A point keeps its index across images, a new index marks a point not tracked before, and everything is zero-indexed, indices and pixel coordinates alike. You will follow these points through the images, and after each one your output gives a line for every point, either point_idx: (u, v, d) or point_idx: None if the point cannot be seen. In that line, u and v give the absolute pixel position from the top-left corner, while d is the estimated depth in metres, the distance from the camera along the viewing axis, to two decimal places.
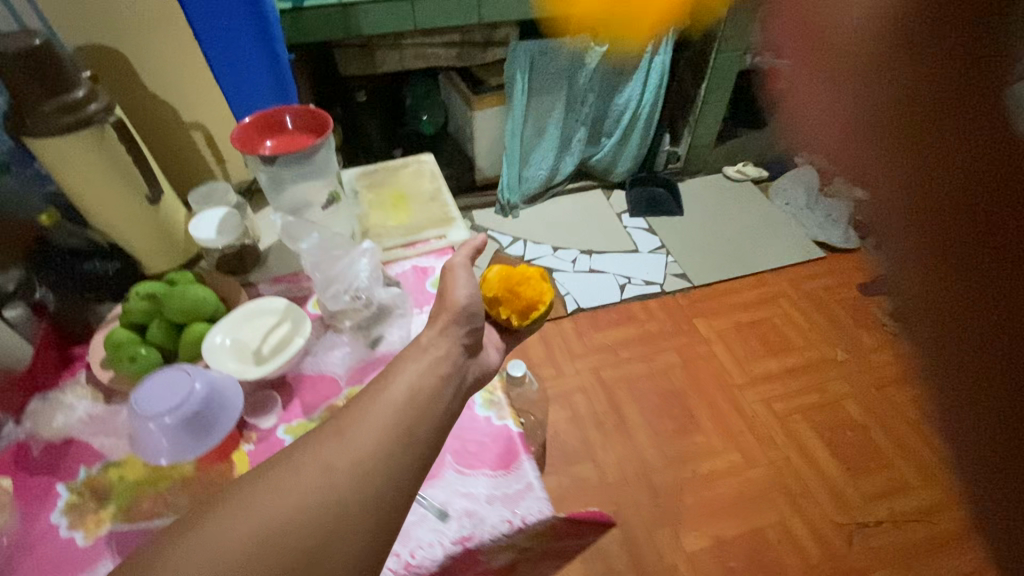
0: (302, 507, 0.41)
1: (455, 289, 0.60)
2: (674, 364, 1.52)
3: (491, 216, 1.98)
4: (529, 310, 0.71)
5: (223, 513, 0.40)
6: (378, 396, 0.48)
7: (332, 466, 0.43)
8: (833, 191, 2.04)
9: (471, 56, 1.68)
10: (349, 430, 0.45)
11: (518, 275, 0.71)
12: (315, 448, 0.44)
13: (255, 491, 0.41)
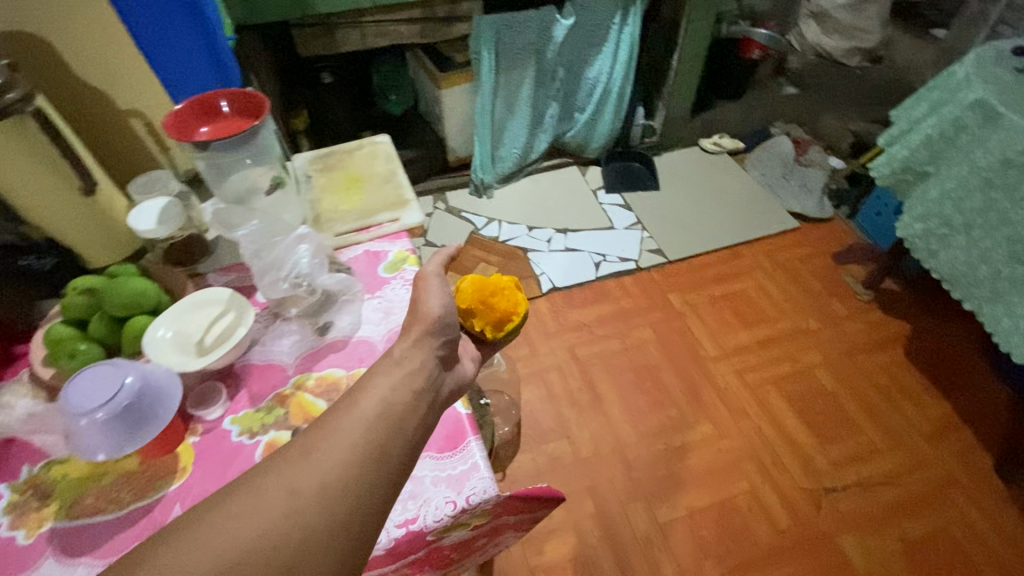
0: (266, 537, 0.38)
1: (429, 298, 0.59)
2: (649, 339, 1.53)
3: (464, 196, 1.96)
4: (504, 323, 0.71)
5: (178, 546, 0.36)
6: (348, 408, 0.45)
7: (299, 491, 0.40)
8: (807, 161, 2.03)
9: (435, 32, 1.63)
10: (318, 449, 0.42)
11: (492, 286, 0.73)
12: (278, 470, 0.41)
13: (213, 522, 0.38)
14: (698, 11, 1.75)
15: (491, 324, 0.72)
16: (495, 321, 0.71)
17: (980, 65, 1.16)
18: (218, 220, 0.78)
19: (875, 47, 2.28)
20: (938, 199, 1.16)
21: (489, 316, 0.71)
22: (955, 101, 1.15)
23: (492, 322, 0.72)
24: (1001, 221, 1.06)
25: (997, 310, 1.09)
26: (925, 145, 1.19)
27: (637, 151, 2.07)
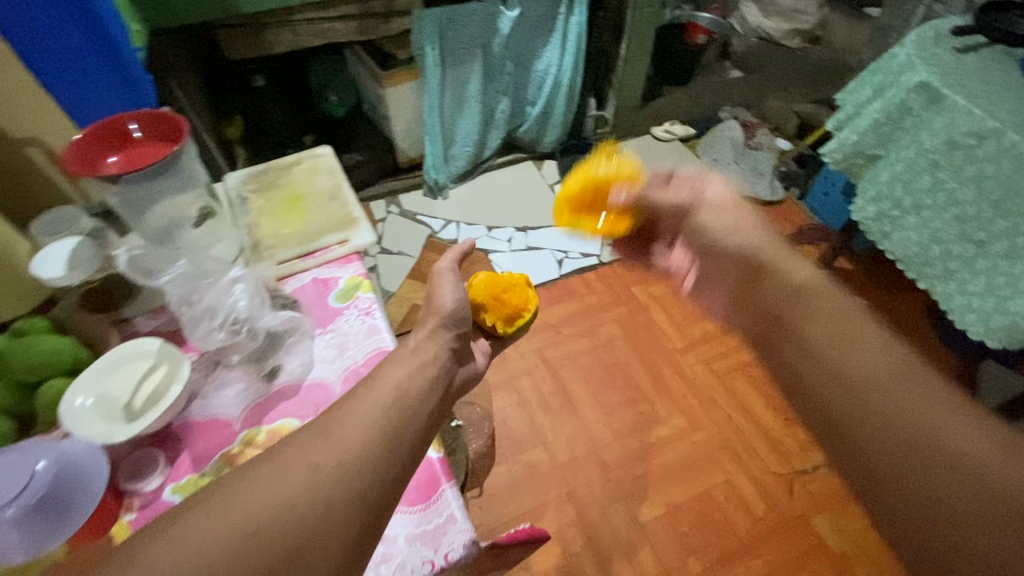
0: (289, 505, 0.38)
1: (443, 293, 0.68)
2: (617, 335, 1.51)
3: (418, 199, 1.89)
4: (513, 317, 0.87)
5: (198, 515, 0.37)
6: (360, 394, 0.48)
7: (320, 463, 0.41)
8: (757, 144, 2.07)
9: (373, 29, 1.52)
10: (340, 427, 0.44)
11: (503, 287, 0.90)
12: (301, 446, 0.42)
13: (237, 490, 0.39)
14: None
15: (502, 319, 0.86)
16: (507, 315, 0.86)
17: (920, 46, 1.19)
18: (134, 268, 0.65)
19: (814, 28, 2.31)
20: (889, 181, 1.19)
21: (501, 309, 0.87)
22: (898, 85, 1.18)
23: (503, 318, 0.87)
24: (950, 201, 1.09)
25: (949, 287, 1.12)
26: (873, 130, 1.22)
27: (591, 143, 2.06)
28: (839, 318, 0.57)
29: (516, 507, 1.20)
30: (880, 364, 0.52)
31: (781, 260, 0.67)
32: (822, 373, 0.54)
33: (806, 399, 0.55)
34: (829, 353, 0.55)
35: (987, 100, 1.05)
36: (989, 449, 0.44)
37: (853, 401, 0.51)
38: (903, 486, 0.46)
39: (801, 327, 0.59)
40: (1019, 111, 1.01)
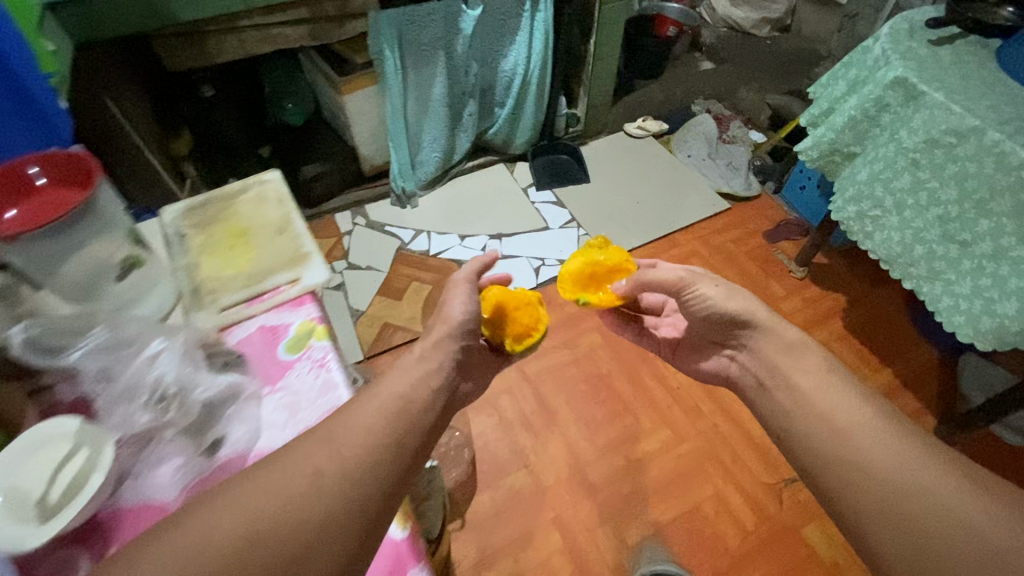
0: (292, 507, 0.42)
1: (451, 305, 0.76)
2: (598, 345, 1.46)
3: (386, 208, 1.80)
4: (523, 336, 0.85)
5: (208, 513, 0.40)
6: (358, 410, 0.52)
7: (321, 470, 0.45)
8: (732, 137, 2.05)
9: (327, 33, 1.42)
10: (342, 434, 0.48)
11: (516, 302, 0.88)
12: (305, 449, 0.46)
13: (246, 489, 0.42)
14: None
15: (511, 337, 0.85)
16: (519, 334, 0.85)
17: (895, 39, 1.16)
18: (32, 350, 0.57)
19: (783, 17, 2.30)
20: (868, 180, 1.16)
21: (510, 326, 0.85)
22: (874, 80, 1.15)
23: (512, 335, 0.85)
24: (931, 200, 1.05)
25: (936, 288, 1.09)
26: (850, 127, 1.19)
27: (563, 144, 2.00)
28: (850, 405, 0.63)
29: (503, 535, 1.16)
30: (889, 445, 0.56)
31: (797, 359, 0.73)
32: (835, 457, 0.59)
33: (838, 479, 0.58)
34: (843, 437, 0.60)
35: (966, 95, 1.01)
36: (987, 514, 0.46)
37: (857, 476, 0.56)
38: (904, 546, 0.49)
39: (827, 412, 0.64)
40: (999, 107, 0.98)
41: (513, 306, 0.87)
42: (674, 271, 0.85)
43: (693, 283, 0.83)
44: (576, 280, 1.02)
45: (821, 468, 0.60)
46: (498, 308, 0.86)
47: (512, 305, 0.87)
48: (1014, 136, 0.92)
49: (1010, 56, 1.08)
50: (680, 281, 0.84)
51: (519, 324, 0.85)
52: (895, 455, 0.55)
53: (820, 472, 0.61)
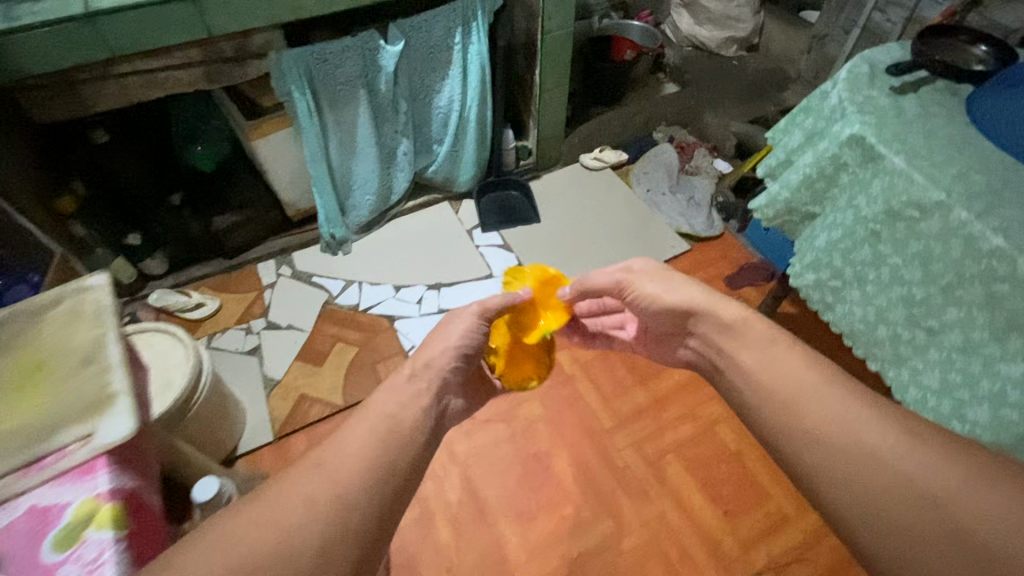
0: (285, 537, 0.46)
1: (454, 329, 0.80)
2: (538, 417, 1.32)
3: (315, 256, 1.65)
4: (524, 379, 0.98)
5: (210, 546, 0.45)
6: (346, 440, 0.56)
7: (314, 497, 0.49)
8: (694, 168, 1.91)
9: (225, 74, 1.26)
10: (330, 458, 0.53)
11: (518, 346, 0.98)
12: (297, 480, 0.50)
13: (247, 522, 0.46)
14: (553, 21, 1.51)
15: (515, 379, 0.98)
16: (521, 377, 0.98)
17: (852, 87, 1.02)
18: None
19: (749, 36, 2.16)
20: (826, 248, 1.01)
21: (513, 366, 0.98)
22: (829, 135, 1.00)
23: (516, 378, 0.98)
24: (894, 278, 0.91)
25: (902, 375, 0.93)
26: (805, 185, 1.04)
27: (513, 178, 1.85)
28: (792, 370, 0.63)
29: None
30: (832, 405, 0.57)
31: (744, 337, 0.69)
32: (781, 420, 0.59)
33: (804, 448, 0.56)
34: (791, 402, 0.60)
35: (931, 159, 0.87)
36: (924, 465, 0.49)
37: (804, 435, 0.57)
38: (855, 495, 0.51)
39: (781, 383, 0.62)
40: (968, 176, 0.84)
41: (515, 347, 0.98)
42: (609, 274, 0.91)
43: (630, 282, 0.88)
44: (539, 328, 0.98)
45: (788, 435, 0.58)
46: (506, 349, 0.97)
47: (514, 347, 0.98)
48: (983, 216, 0.78)
49: (983, 106, 0.93)
50: (618, 283, 0.90)
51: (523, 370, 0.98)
52: (852, 417, 0.55)
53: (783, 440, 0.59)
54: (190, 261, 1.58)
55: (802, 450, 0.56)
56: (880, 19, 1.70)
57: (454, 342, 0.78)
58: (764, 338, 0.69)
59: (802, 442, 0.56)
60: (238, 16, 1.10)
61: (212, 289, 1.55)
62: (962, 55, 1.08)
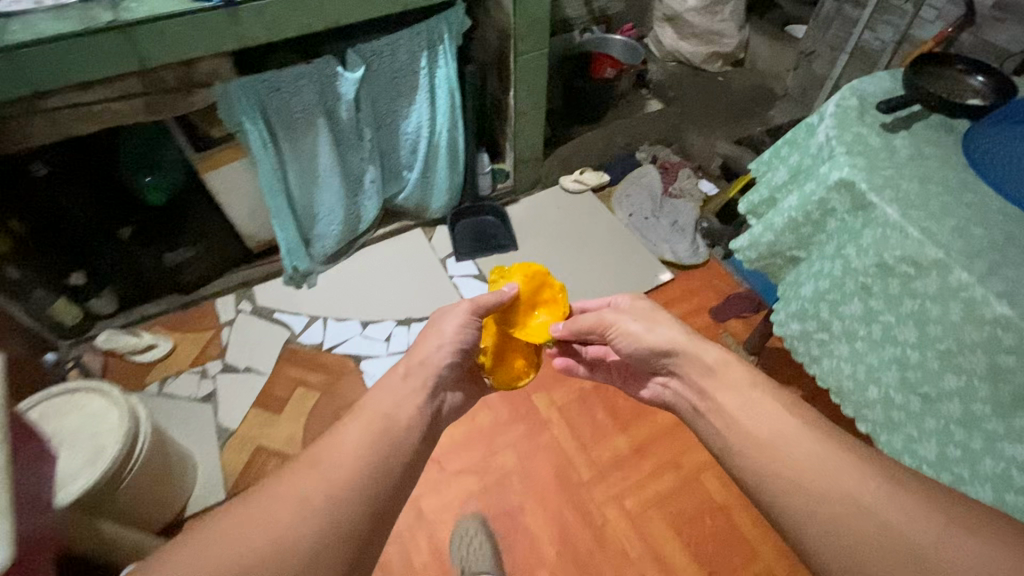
0: (284, 534, 0.50)
1: (446, 320, 0.87)
2: (511, 469, 1.24)
3: (278, 290, 1.55)
4: (509, 380, 0.96)
5: (205, 542, 0.47)
6: (342, 444, 0.60)
7: (308, 497, 0.53)
8: (678, 191, 1.84)
9: (170, 105, 1.16)
10: (324, 461, 0.57)
11: (507, 347, 0.98)
12: (291, 480, 0.55)
13: (242, 520, 0.50)
14: (526, 43, 1.42)
15: (500, 379, 0.96)
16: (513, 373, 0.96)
17: (841, 123, 0.94)
18: None
19: (735, 52, 2.09)
20: (813, 298, 0.93)
21: (499, 366, 0.96)
22: (815, 177, 0.92)
23: (502, 378, 0.96)
24: (886, 337, 0.83)
25: (896, 441, 0.85)
26: (791, 229, 0.96)
27: (490, 204, 1.76)
28: (770, 412, 0.62)
29: None
30: (810, 450, 0.55)
31: (720, 375, 0.70)
32: (760, 457, 0.58)
33: (782, 486, 0.54)
34: (770, 445, 0.58)
35: (927, 210, 0.79)
36: (904, 513, 0.47)
37: (782, 479, 0.55)
38: (835, 540, 0.48)
39: (756, 420, 0.62)
40: (967, 230, 0.77)
41: (504, 348, 0.97)
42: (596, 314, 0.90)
43: (612, 322, 0.87)
44: (531, 332, 0.97)
45: (762, 472, 0.57)
46: (496, 348, 0.96)
47: (502, 347, 0.97)
48: (985, 279, 0.71)
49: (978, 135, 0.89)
50: (602, 323, 0.89)
51: (508, 371, 0.96)
52: (825, 458, 0.54)
53: (757, 473, 0.57)
54: (141, 297, 1.48)
55: (778, 489, 0.55)
56: (868, 37, 1.65)
57: (450, 336, 0.83)
58: (743, 380, 0.68)
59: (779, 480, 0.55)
60: (172, 45, 1.01)
61: (165, 328, 1.46)
62: (955, 86, 1.01)
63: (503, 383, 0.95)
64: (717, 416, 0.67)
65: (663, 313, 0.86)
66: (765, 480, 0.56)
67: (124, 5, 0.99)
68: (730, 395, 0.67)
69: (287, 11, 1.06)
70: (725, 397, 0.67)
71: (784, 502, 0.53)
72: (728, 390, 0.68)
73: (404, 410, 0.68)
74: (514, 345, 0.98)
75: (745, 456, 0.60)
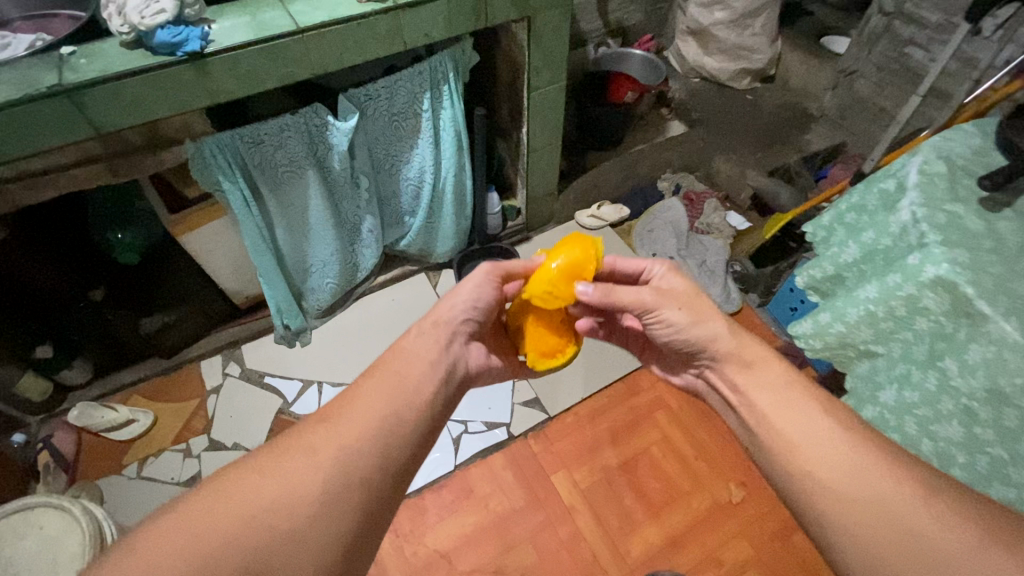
0: (299, 482, 0.53)
1: (462, 291, 0.79)
2: (531, 567, 1.12)
3: (270, 349, 1.41)
4: (548, 357, 0.85)
5: (216, 494, 0.51)
6: (359, 403, 0.62)
7: (316, 450, 0.56)
8: (705, 226, 1.69)
9: (136, 166, 1.01)
10: (334, 419, 0.60)
11: (540, 324, 0.84)
12: (304, 435, 0.58)
13: (252, 474, 0.53)
14: (540, 77, 1.25)
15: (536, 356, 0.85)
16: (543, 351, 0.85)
17: (928, 198, 0.79)
18: None
19: (766, 67, 1.91)
20: (896, 408, 0.79)
21: (533, 345, 0.85)
22: (899, 267, 0.78)
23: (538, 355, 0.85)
24: (995, 473, 0.69)
25: None
26: (868, 323, 0.82)
27: (501, 244, 1.60)
28: (806, 415, 0.59)
29: None
30: (842, 453, 0.54)
31: (756, 373, 0.66)
32: (784, 454, 0.58)
33: (807, 484, 0.55)
34: (801, 450, 0.57)
35: None
36: (937, 523, 0.47)
37: (810, 480, 0.54)
38: (859, 543, 0.49)
39: (782, 416, 0.60)
40: None
41: (538, 325, 0.84)
42: (637, 291, 0.74)
43: (656, 308, 0.72)
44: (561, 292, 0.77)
45: (787, 473, 0.57)
46: (530, 325, 0.85)
47: (536, 324, 0.85)
48: None
49: None
50: (641, 305, 0.73)
51: (542, 348, 0.84)
52: (854, 467, 0.53)
53: (784, 475, 0.57)
54: (118, 364, 1.33)
55: (803, 491, 0.55)
56: (922, 58, 1.50)
57: (463, 300, 0.77)
58: (780, 383, 0.64)
59: (804, 481, 0.55)
60: (131, 110, 0.86)
61: (144, 399, 1.32)
62: None
63: (532, 363, 0.85)
64: (752, 421, 0.63)
65: (708, 300, 0.74)
66: (791, 480, 0.56)
67: (71, 62, 0.83)
68: (763, 396, 0.63)
69: (267, 61, 0.91)
70: (753, 391, 0.65)
71: (809, 502, 0.54)
72: (765, 393, 0.64)
73: (416, 367, 0.68)
74: (550, 320, 0.85)
75: (771, 453, 0.60)
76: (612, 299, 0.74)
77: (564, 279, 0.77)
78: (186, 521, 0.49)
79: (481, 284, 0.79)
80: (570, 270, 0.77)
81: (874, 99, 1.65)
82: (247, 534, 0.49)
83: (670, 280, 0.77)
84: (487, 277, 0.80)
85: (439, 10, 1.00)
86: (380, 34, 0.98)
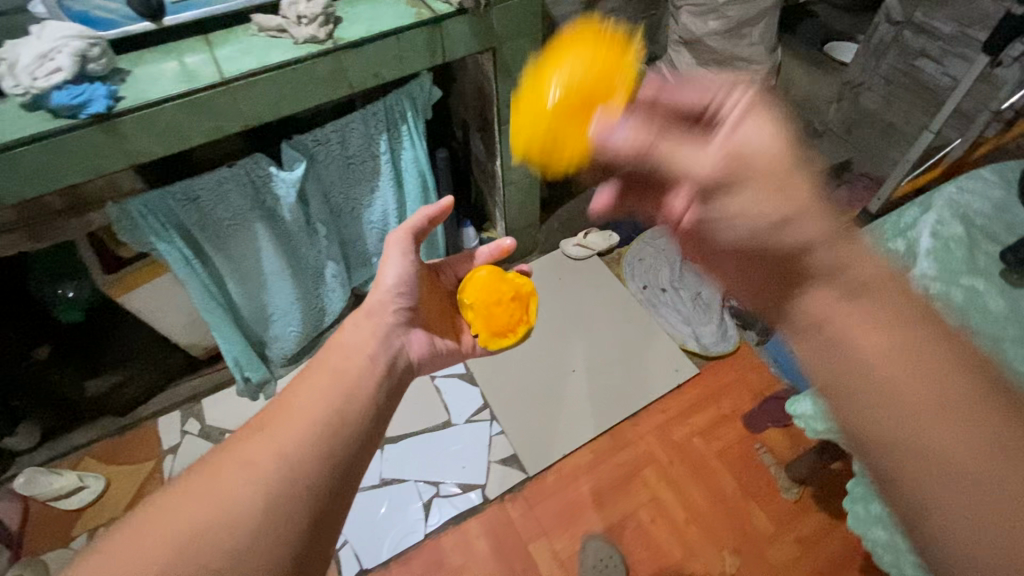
0: (241, 494, 0.50)
1: (386, 267, 0.80)
2: None
3: (232, 402, 1.33)
4: (502, 334, 0.95)
5: (148, 521, 0.47)
6: (297, 407, 0.59)
7: (256, 459, 0.53)
8: None
9: (62, 231, 0.92)
10: (273, 425, 0.56)
11: (495, 302, 0.95)
12: (240, 446, 0.54)
13: (184, 495, 0.49)
14: (511, 109, 1.14)
15: (491, 335, 0.94)
16: (495, 329, 0.94)
17: (946, 276, 0.68)
18: None
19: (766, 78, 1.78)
20: None
21: (487, 322, 0.94)
22: None
23: (492, 334, 0.95)
24: None
25: None
26: None
27: None
28: (933, 368, 0.39)
29: None
30: (994, 431, 0.36)
31: (856, 306, 0.44)
32: (900, 426, 0.39)
33: (932, 468, 0.37)
34: (928, 420, 0.38)
35: None
36: None
37: (946, 471, 0.36)
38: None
39: (896, 366, 0.40)
40: None
41: (493, 305, 0.95)
42: (699, 155, 0.52)
43: (733, 182, 0.49)
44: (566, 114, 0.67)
45: (901, 449, 0.38)
46: (485, 305, 0.94)
47: (493, 304, 0.95)
48: None
49: None
50: (723, 174, 0.50)
51: (498, 324, 0.94)
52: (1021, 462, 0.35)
53: (895, 455, 0.39)
54: (68, 424, 1.25)
55: (928, 479, 0.37)
56: (935, 71, 1.36)
57: (391, 281, 0.78)
58: (903, 330, 0.42)
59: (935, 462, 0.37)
60: (35, 179, 0.76)
61: (96, 461, 1.24)
62: None
63: (485, 341, 0.94)
64: (851, 377, 0.42)
65: (799, 186, 0.48)
66: (903, 463, 0.38)
67: None
68: (869, 337, 0.42)
69: (190, 116, 0.80)
70: (852, 321, 0.43)
71: (939, 501, 0.36)
72: (869, 330, 0.42)
73: (354, 363, 0.69)
74: (502, 300, 0.95)
75: (877, 418, 0.40)
76: (645, 150, 0.58)
77: (570, 116, 0.67)
78: (117, 555, 0.45)
79: (403, 254, 0.80)
80: (575, 103, 0.67)
81: (882, 113, 1.52)
82: (188, 555, 0.45)
83: (752, 130, 0.51)
84: (402, 249, 0.80)
85: (388, 49, 0.90)
86: (321, 78, 0.87)
